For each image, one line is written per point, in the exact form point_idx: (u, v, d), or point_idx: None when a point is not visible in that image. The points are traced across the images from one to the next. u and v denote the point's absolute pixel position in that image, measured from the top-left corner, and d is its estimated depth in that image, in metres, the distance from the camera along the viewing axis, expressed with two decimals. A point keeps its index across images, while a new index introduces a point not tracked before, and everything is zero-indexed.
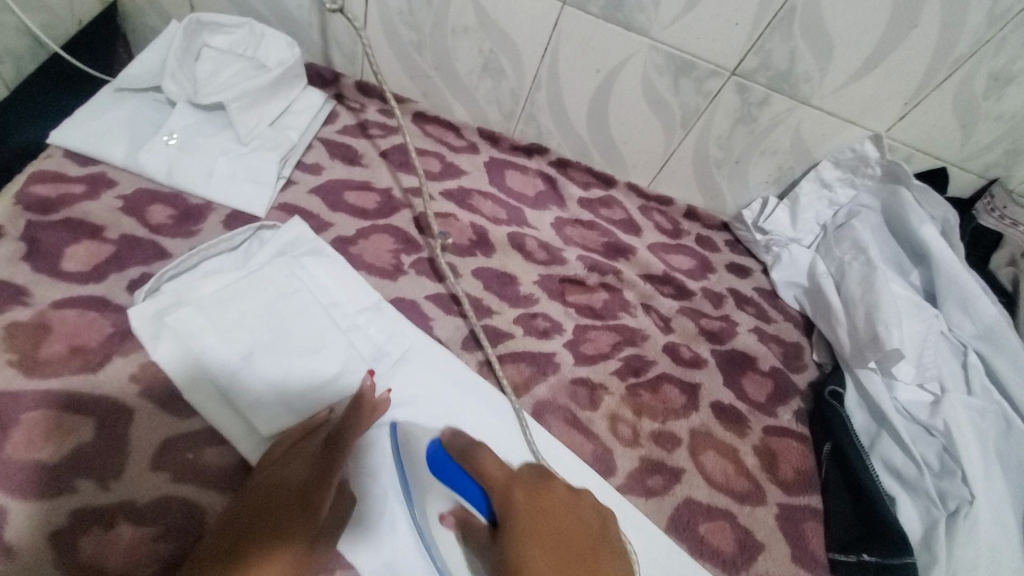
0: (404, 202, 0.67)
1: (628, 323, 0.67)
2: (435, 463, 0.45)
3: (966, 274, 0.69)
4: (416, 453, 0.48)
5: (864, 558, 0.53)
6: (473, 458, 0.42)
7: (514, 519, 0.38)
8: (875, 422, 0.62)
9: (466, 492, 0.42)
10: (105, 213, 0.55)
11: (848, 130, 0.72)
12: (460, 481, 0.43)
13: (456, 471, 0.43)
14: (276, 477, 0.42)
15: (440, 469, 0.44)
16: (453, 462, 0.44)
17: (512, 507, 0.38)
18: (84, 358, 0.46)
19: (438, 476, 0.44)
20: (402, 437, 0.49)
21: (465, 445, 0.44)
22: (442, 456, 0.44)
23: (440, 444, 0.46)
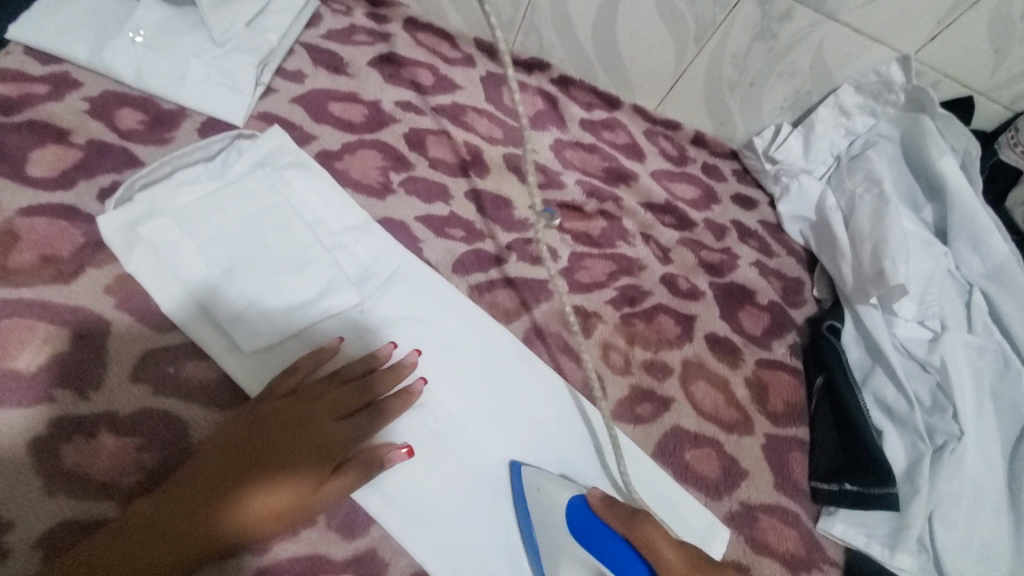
0: (393, 116, 0.63)
1: (625, 252, 0.65)
2: (582, 531, 0.42)
3: (981, 210, 0.66)
4: (555, 513, 0.44)
5: (846, 487, 0.54)
6: (642, 531, 0.40)
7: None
8: (870, 358, 0.62)
9: (631, 573, 0.40)
10: (72, 116, 0.52)
11: (873, 51, 0.67)
12: (622, 556, 0.40)
13: (616, 543, 0.41)
14: (297, 416, 0.43)
15: (591, 537, 0.42)
16: (615, 535, 0.41)
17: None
18: (55, 268, 0.44)
19: (585, 543, 0.42)
20: (527, 484, 0.47)
21: (628, 514, 0.42)
22: (589, 520, 0.43)
23: (597, 513, 0.43)
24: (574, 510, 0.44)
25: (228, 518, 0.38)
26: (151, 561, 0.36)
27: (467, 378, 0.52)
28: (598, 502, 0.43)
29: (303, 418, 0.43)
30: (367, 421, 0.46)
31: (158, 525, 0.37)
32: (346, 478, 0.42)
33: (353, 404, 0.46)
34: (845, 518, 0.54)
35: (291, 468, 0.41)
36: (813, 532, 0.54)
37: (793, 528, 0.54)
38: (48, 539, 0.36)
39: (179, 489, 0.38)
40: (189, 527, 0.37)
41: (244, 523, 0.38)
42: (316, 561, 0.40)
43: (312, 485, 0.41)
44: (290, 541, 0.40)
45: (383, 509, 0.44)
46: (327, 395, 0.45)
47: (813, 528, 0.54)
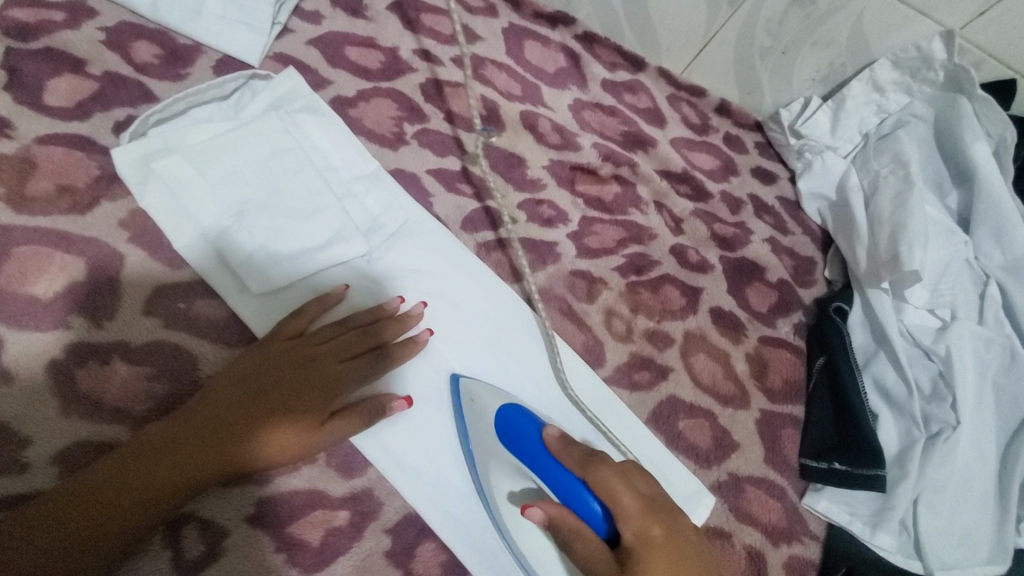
0: (411, 66, 0.62)
1: (637, 220, 0.64)
2: (511, 439, 0.46)
3: (1008, 200, 0.63)
4: (484, 420, 0.48)
5: (835, 466, 0.55)
6: (594, 472, 0.41)
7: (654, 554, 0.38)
8: (874, 342, 0.61)
9: (574, 497, 0.41)
10: (88, 46, 0.51)
11: (916, 24, 0.64)
12: (557, 473, 0.42)
13: (538, 452, 0.44)
14: (303, 357, 0.44)
15: (517, 445, 0.45)
16: (549, 453, 0.44)
17: (653, 539, 0.38)
18: (71, 199, 0.45)
19: (515, 452, 0.45)
20: (462, 392, 0.49)
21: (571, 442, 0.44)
22: (517, 426, 0.46)
23: (540, 434, 0.45)
24: (503, 418, 0.47)
25: (236, 448, 0.39)
26: (161, 484, 0.37)
27: (468, 336, 0.53)
28: (549, 432, 0.45)
29: (308, 357, 0.44)
30: (372, 368, 0.46)
31: (169, 449, 0.38)
32: (349, 419, 0.43)
33: (358, 348, 0.46)
34: (831, 495, 0.55)
35: (298, 407, 0.42)
36: (798, 506, 0.55)
37: (778, 502, 0.55)
38: (63, 456, 0.38)
39: (187, 420, 0.39)
40: (199, 453, 0.38)
41: (253, 454, 0.40)
42: (315, 495, 0.42)
43: (314, 421, 0.42)
44: (289, 476, 0.42)
45: (389, 466, 0.45)
46: (334, 339, 0.46)
47: (798, 502, 0.56)
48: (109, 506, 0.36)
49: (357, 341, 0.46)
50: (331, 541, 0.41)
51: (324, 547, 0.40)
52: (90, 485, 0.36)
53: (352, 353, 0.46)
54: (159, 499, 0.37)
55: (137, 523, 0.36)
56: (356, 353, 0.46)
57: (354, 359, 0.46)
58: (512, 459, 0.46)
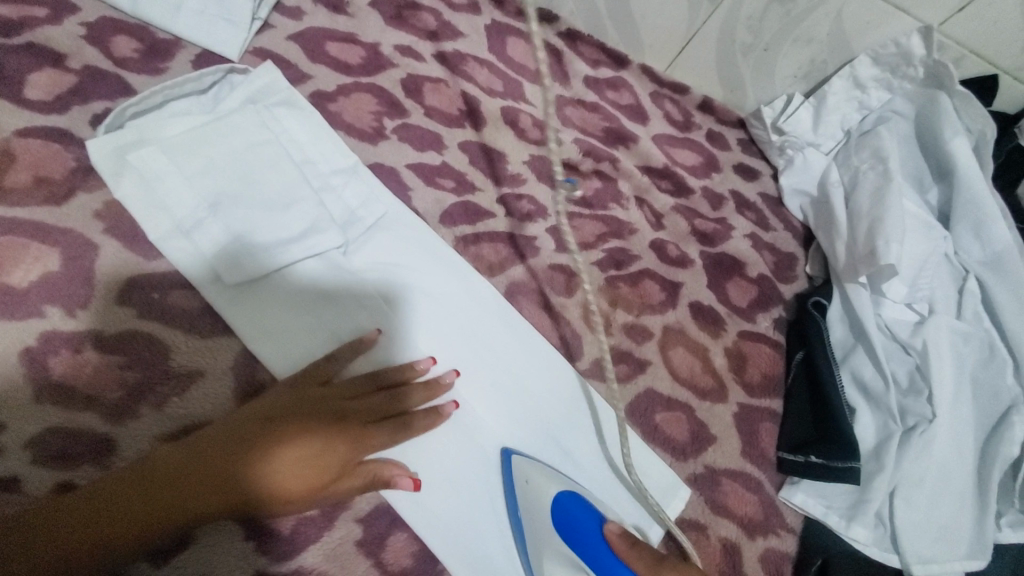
0: (392, 61, 0.62)
1: (617, 215, 0.65)
2: (570, 533, 0.45)
3: (987, 195, 0.64)
4: (542, 508, 0.46)
5: (811, 459, 0.55)
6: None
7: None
8: (852, 336, 0.61)
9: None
10: (67, 40, 0.52)
11: (895, 20, 0.64)
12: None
13: (601, 551, 0.44)
14: (330, 412, 0.44)
15: (577, 540, 0.45)
16: (614, 554, 0.44)
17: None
18: (47, 190, 0.45)
19: (571, 545, 0.45)
20: (517, 472, 0.48)
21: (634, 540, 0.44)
22: (576, 519, 0.46)
23: (602, 531, 0.45)
24: (563, 509, 0.46)
25: (242, 486, 0.39)
26: (160, 510, 0.37)
27: (449, 332, 0.53)
28: (611, 529, 0.45)
29: (336, 413, 0.45)
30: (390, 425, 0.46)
31: (176, 476, 0.38)
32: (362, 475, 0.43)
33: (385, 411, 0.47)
34: (807, 489, 0.55)
35: (317, 458, 0.42)
36: (775, 499, 0.56)
37: (754, 495, 0.55)
38: (36, 441, 0.38)
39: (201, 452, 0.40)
40: (207, 484, 0.39)
41: (260, 495, 0.40)
42: None
43: (330, 477, 0.42)
44: None
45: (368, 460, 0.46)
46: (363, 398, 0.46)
47: (775, 495, 0.56)
48: (109, 523, 0.36)
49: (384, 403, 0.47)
50: (302, 530, 0.41)
51: (296, 536, 0.41)
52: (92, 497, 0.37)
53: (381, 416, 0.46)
54: (161, 524, 0.37)
55: (127, 542, 0.36)
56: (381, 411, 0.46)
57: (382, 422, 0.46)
58: (569, 554, 0.45)
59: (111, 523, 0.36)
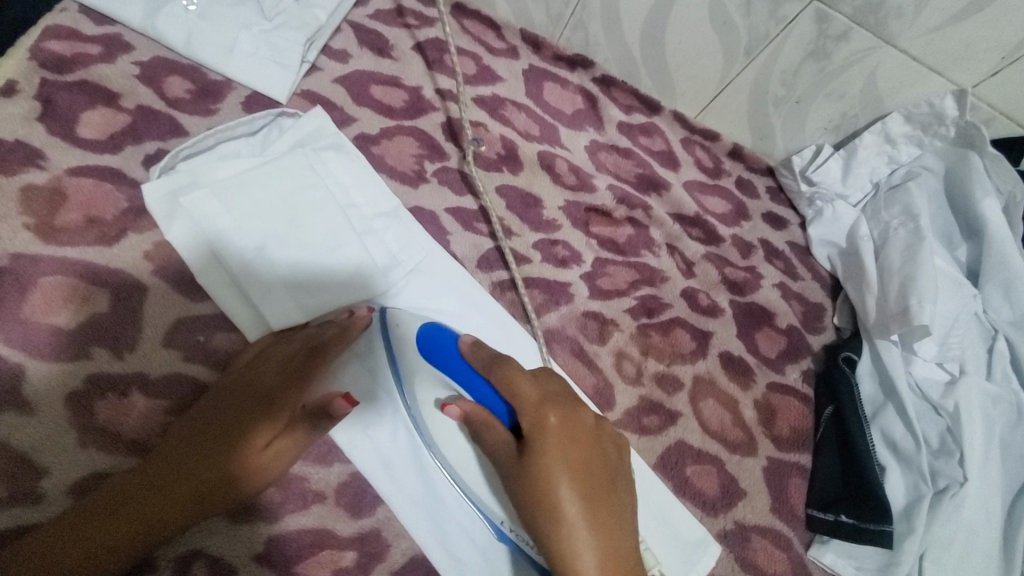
0: (433, 105, 0.64)
1: (649, 262, 0.65)
2: (429, 349, 0.45)
3: (1018, 257, 0.64)
4: (407, 337, 0.47)
5: (842, 519, 0.55)
6: (500, 368, 0.42)
7: (548, 439, 0.39)
8: (882, 393, 0.61)
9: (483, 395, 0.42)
10: (121, 79, 0.53)
11: (929, 81, 0.65)
12: (474, 380, 0.43)
13: (457, 361, 0.44)
14: (249, 375, 0.43)
15: (436, 354, 0.45)
16: (462, 359, 0.44)
17: (547, 427, 0.39)
18: (99, 231, 0.46)
19: (432, 361, 0.45)
20: (389, 317, 0.49)
21: (490, 358, 0.43)
22: (437, 334, 0.45)
23: (457, 341, 0.45)
24: (424, 331, 0.46)
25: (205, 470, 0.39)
26: (144, 517, 0.37)
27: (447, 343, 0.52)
28: (465, 341, 0.45)
29: (253, 376, 0.43)
30: (315, 370, 0.45)
31: (152, 483, 0.38)
32: (301, 427, 0.43)
33: (299, 355, 0.45)
34: (836, 548, 0.55)
35: (252, 418, 0.42)
36: (804, 558, 0.55)
37: (784, 552, 0.55)
38: (78, 486, 0.38)
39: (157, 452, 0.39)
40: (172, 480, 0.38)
41: (230, 474, 0.39)
42: (324, 535, 0.42)
43: (263, 438, 0.41)
44: (299, 515, 0.42)
45: (377, 471, 0.46)
46: (275, 351, 0.45)
47: (804, 553, 0.55)
48: (101, 546, 0.35)
49: (296, 349, 0.45)
50: None
51: None
52: (77, 522, 0.36)
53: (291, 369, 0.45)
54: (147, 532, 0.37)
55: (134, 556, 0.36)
56: (301, 362, 0.45)
57: (299, 367, 0.45)
58: (433, 373, 0.46)
59: (99, 542, 0.36)
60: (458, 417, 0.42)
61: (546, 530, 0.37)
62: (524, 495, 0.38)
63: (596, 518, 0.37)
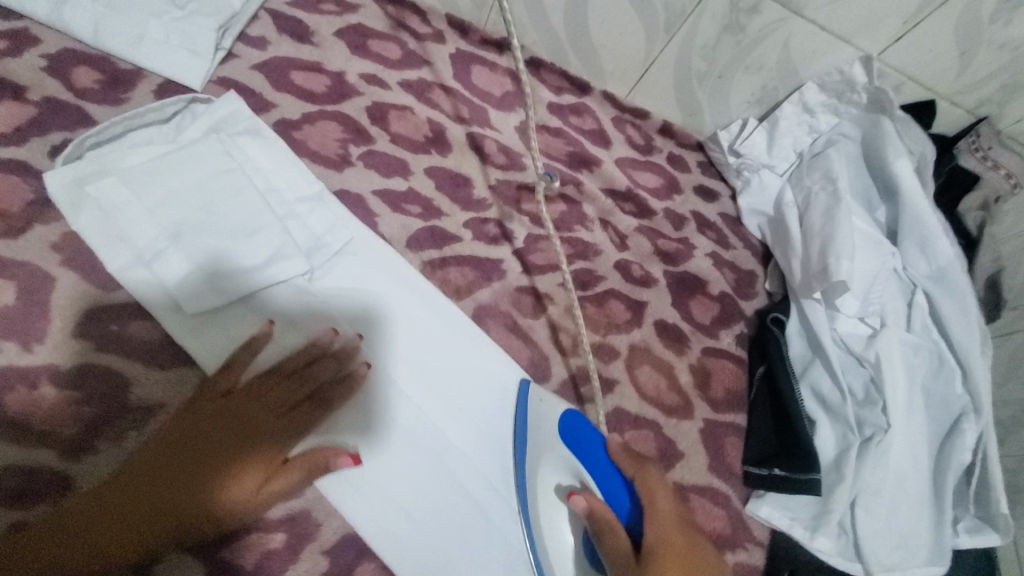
0: (357, 89, 0.63)
1: (582, 237, 0.66)
2: (574, 443, 0.48)
3: (930, 213, 0.67)
4: (547, 422, 0.50)
5: (775, 472, 0.57)
6: (643, 474, 0.45)
7: (664, 560, 0.40)
8: (810, 351, 0.64)
9: (613, 496, 0.45)
10: (26, 72, 0.52)
11: (838, 51, 0.68)
12: (609, 479, 0.46)
13: (607, 465, 0.46)
14: (240, 414, 0.44)
15: (581, 447, 0.48)
16: (610, 462, 0.47)
17: (671, 547, 0.41)
18: (3, 223, 0.45)
19: (574, 452, 0.47)
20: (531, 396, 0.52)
21: (639, 463, 0.46)
22: (583, 431, 0.49)
23: (604, 445, 0.48)
24: (568, 421, 0.49)
25: (183, 505, 0.39)
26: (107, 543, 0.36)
27: (523, 422, 0.51)
28: (613, 442, 0.48)
29: (245, 416, 0.44)
30: (310, 415, 0.46)
31: (118, 510, 0.38)
32: (293, 470, 0.43)
33: (296, 398, 0.46)
34: (772, 501, 0.57)
35: (244, 459, 0.42)
36: (742, 513, 0.57)
37: (721, 508, 0.56)
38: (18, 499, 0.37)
39: (128, 478, 0.39)
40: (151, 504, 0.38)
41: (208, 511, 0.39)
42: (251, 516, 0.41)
43: (253, 481, 0.41)
44: None
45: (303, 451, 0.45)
46: (268, 391, 0.46)
47: (742, 509, 0.57)
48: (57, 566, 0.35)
49: (292, 390, 0.46)
50: (267, 563, 0.40)
51: (260, 570, 0.40)
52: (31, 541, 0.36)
53: (288, 406, 0.46)
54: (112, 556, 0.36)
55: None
56: (296, 407, 0.46)
57: (294, 410, 0.46)
58: (568, 459, 0.47)
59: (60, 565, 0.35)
60: (583, 508, 0.43)
61: None
62: None
63: None
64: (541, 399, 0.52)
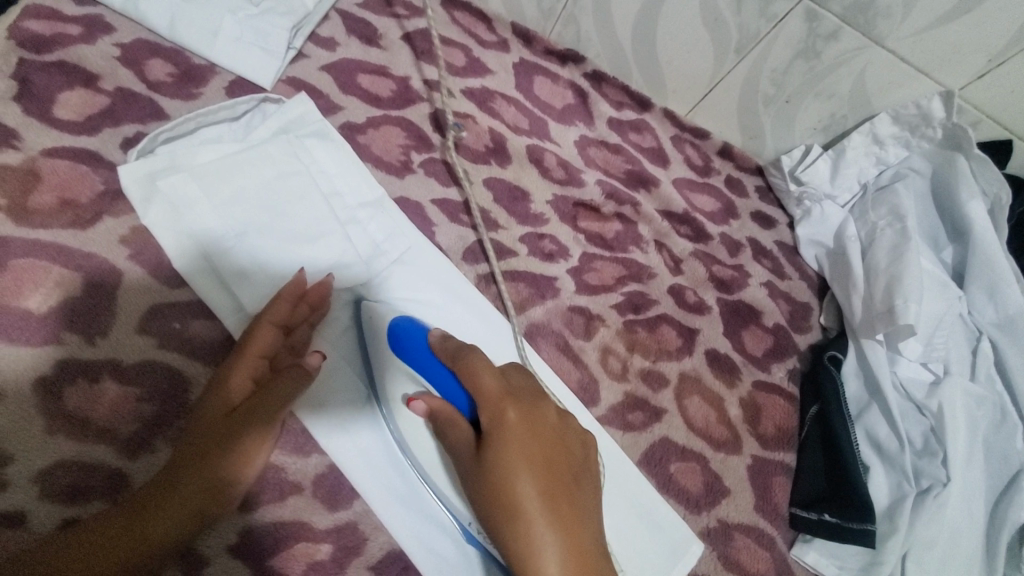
0: (421, 96, 0.63)
1: (637, 258, 0.65)
2: (401, 346, 0.46)
3: (1002, 259, 0.64)
4: (377, 333, 0.48)
5: (825, 517, 0.54)
6: (464, 360, 0.43)
7: (507, 433, 0.39)
8: (867, 393, 0.61)
9: (449, 390, 0.44)
10: (102, 62, 0.52)
11: (916, 83, 0.66)
12: (439, 374, 0.44)
13: (432, 362, 0.45)
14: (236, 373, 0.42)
15: (404, 348, 0.46)
16: (432, 355, 0.45)
17: (506, 423, 0.40)
18: (73, 214, 0.45)
19: (405, 357, 0.46)
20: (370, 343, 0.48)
21: (455, 349, 0.44)
22: (406, 330, 0.47)
23: (427, 337, 0.46)
24: (394, 325, 0.47)
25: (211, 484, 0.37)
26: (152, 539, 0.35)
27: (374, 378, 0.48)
28: (433, 333, 0.46)
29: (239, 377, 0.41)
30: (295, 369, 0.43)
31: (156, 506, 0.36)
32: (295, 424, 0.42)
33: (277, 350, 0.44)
34: (819, 547, 0.54)
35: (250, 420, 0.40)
36: (787, 557, 0.55)
37: (767, 552, 0.54)
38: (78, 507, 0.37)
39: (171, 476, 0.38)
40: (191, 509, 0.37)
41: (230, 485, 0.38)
42: (300, 527, 0.41)
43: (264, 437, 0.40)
44: (274, 506, 0.40)
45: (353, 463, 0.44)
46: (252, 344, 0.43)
47: (787, 553, 0.55)
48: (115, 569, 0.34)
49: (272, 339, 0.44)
50: None
51: None
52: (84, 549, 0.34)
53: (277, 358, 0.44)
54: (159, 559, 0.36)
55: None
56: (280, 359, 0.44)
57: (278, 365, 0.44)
58: (405, 368, 0.47)
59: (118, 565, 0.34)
60: (424, 411, 0.43)
61: (504, 532, 0.37)
62: (484, 494, 0.39)
63: (558, 517, 0.37)
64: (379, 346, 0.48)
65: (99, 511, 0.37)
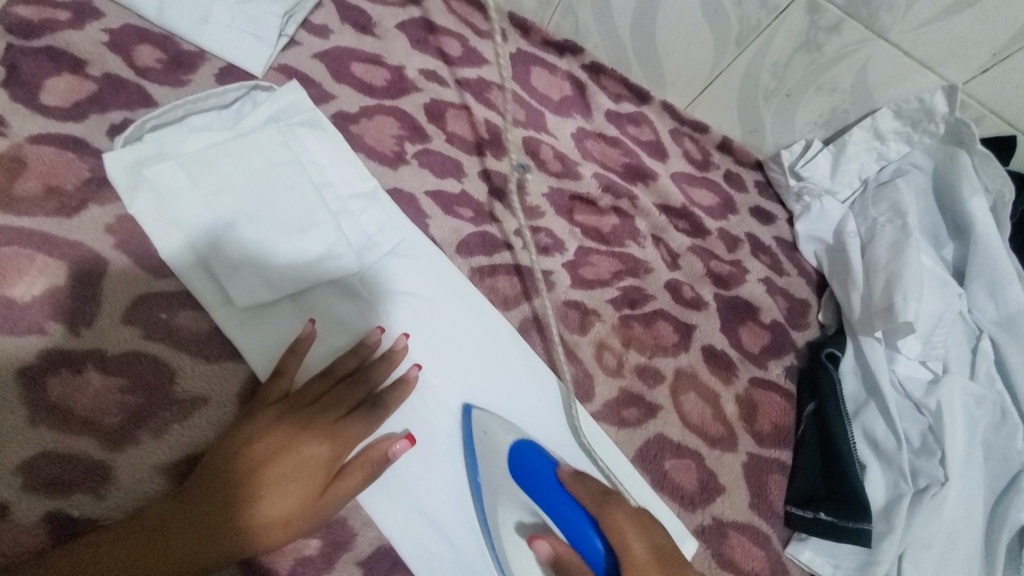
0: (415, 86, 0.62)
1: (633, 253, 0.64)
2: (524, 475, 0.44)
3: (1003, 257, 0.63)
4: (498, 454, 0.46)
5: (820, 516, 0.53)
6: (610, 515, 0.41)
7: None
8: (864, 391, 0.61)
9: (579, 537, 0.41)
10: (90, 47, 0.51)
11: (919, 77, 0.65)
12: (569, 514, 0.42)
13: (563, 501, 0.42)
14: (289, 418, 0.41)
15: (530, 481, 0.44)
16: (566, 493, 0.43)
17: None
18: (58, 200, 0.44)
19: (528, 490, 0.44)
20: (475, 425, 0.48)
21: (600, 495, 0.42)
22: (531, 462, 0.45)
23: (556, 473, 0.44)
24: (518, 451, 0.46)
25: (230, 522, 0.36)
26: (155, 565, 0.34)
27: (472, 451, 0.47)
28: (564, 470, 0.44)
29: (299, 423, 0.41)
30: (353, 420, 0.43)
31: (162, 526, 0.35)
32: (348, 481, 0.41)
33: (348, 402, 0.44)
34: (815, 546, 0.54)
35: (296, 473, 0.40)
36: (782, 556, 0.54)
37: (761, 549, 0.53)
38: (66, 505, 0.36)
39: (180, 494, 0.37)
40: (198, 517, 0.36)
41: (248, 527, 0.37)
42: None
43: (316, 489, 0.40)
44: None
45: None
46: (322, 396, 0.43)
47: (781, 551, 0.54)
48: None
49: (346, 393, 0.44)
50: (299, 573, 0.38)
51: None
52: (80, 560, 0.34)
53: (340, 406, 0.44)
54: None
55: None
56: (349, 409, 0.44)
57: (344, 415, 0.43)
58: (524, 497, 0.45)
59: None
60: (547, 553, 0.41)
61: None
62: None
63: None
64: (488, 429, 0.48)
65: (84, 507, 0.36)
